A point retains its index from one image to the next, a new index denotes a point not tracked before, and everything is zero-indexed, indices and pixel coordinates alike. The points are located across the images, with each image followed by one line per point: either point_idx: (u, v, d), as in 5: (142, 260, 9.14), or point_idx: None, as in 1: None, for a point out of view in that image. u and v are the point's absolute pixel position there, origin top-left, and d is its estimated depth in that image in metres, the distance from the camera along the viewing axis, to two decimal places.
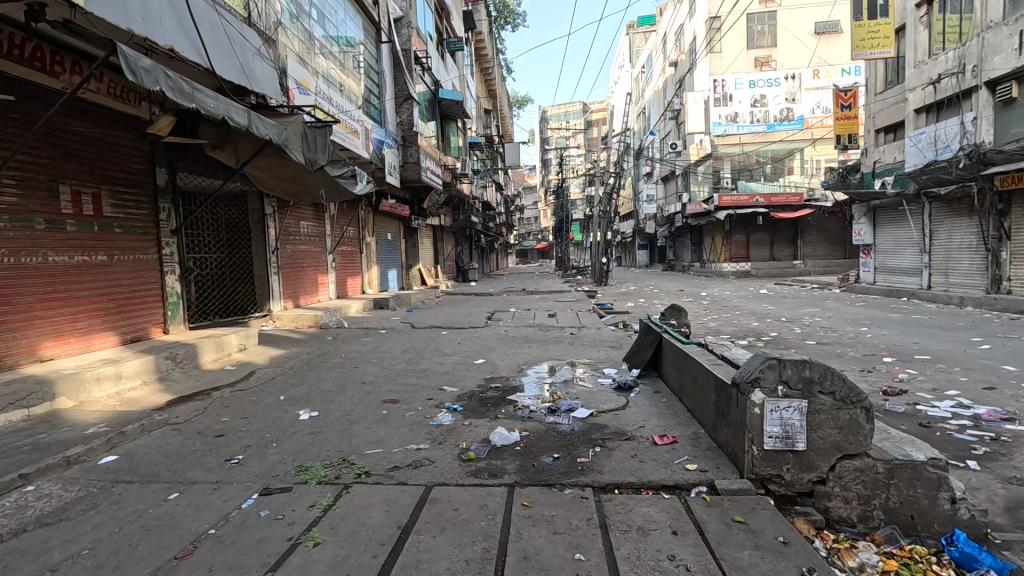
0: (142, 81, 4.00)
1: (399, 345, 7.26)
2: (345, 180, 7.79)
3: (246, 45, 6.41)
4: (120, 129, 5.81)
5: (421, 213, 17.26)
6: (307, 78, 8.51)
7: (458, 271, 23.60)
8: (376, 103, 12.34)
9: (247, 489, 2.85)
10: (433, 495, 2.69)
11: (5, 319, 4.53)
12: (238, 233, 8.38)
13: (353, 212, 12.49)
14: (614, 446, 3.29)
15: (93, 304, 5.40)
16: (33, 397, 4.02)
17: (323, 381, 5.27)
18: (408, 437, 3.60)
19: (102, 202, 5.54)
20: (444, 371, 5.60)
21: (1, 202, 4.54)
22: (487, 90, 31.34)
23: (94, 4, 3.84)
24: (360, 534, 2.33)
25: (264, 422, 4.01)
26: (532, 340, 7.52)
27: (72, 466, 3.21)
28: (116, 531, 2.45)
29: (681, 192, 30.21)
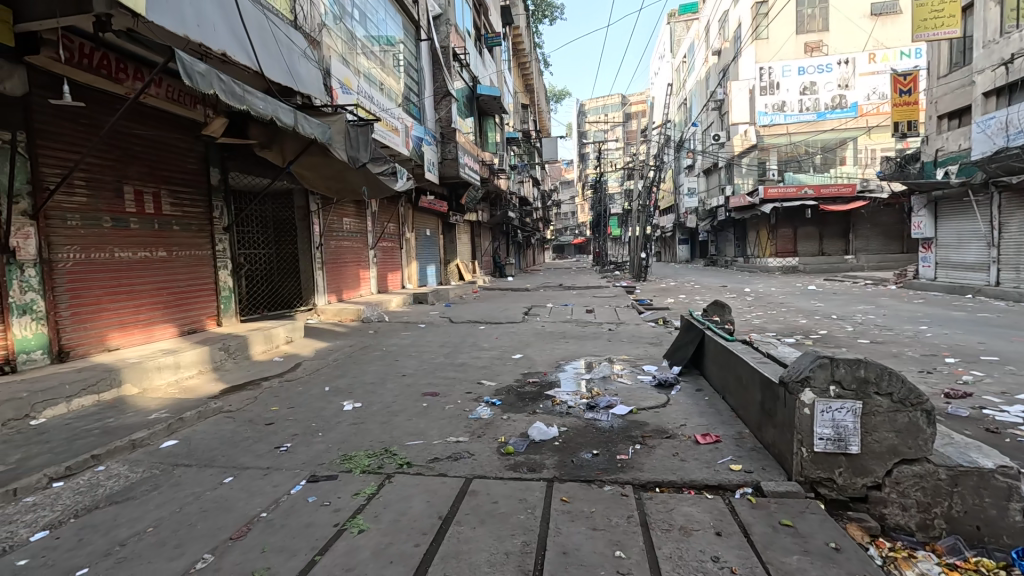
0: (197, 85, 4.20)
1: (438, 339, 7.38)
2: (386, 177, 7.95)
3: (292, 47, 6.62)
4: (176, 132, 6.12)
5: (458, 209, 17.43)
6: (350, 78, 8.71)
7: (495, 267, 23.75)
8: (415, 100, 12.52)
9: (295, 475, 2.97)
10: (473, 487, 2.73)
11: (77, 311, 4.87)
12: (285, 230, 8.70)
13: (393, 208, 12.75)
14: (654, 444, 3.24)
15: (154, 297, 5.74)
16: (103, 384, 4.31)
17: (366, 373, 5.42)
18: (448, 430, 3.65)
19: (161, 201, 5.86)
20: (482, 365, 5.65)
21: (73, 202, 4.87)
22: (524, 85, 31.30)
23: (154, 12, 4.06)
24: (402, 522, 2.39)
25: (309, 412, 4.16)
26: (569, 335, 7.49)
27: (137, 448, 3.43)
28: (177, 511, 2.60)
29: (723, 185, 29.30)
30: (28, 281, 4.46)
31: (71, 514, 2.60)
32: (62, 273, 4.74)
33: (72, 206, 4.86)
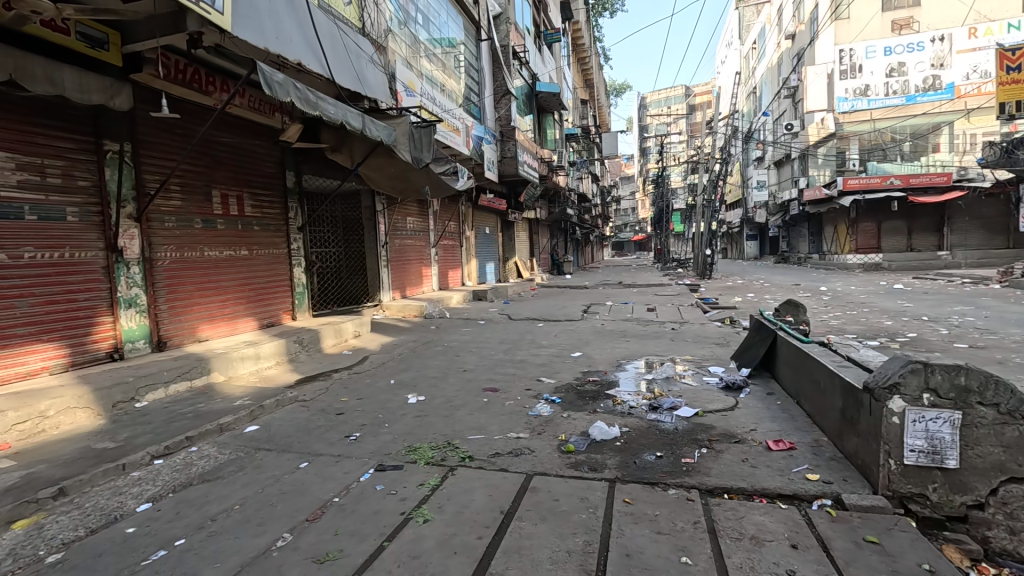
0: (276, 94, 4.48)
1: (497, 336, 7.46)
2: (448, 177, 8.12)
3: (360, 53, 6.90)
4: (257, 138, 6.56)
5: (517, 207, 17.52)
6: (413, 80, 8.97)
7: (554, 264, 23.68)
8: (476, 100, 12.70)
9: (364, 464, 3.11)
10: (533, 484, 2.74)
11: (173, 305, 5.34)
12: (353, 229, 9.11)
13: (454, 207, 13.00)
14: (721, 448, 3.11)
15: (238, 292, 6.19)
16: (195, 372, 4.71)
17: (428, 368, 5.57)
18: (508, 426, 3.69)
19: (244, 203, 6.31)
20: (541, 363, 5.65)
21: (169, 206, 5.34)
22: (584, 80, 30.95)
23: (237, 28, 4.38)
24: (464, 515, 2.44)
25: (376, 404, 4.35)
26: (630, 334, 7.34)
27: (224, 432, 3.72)
28: (258, 492, 2.79)
29: (797, 177, 27.57)
30: (133, 277, 4.93)
31: (170, 489, 2.86)
32: (159, 271, 5.21)
33: (168, 210, 5.33)
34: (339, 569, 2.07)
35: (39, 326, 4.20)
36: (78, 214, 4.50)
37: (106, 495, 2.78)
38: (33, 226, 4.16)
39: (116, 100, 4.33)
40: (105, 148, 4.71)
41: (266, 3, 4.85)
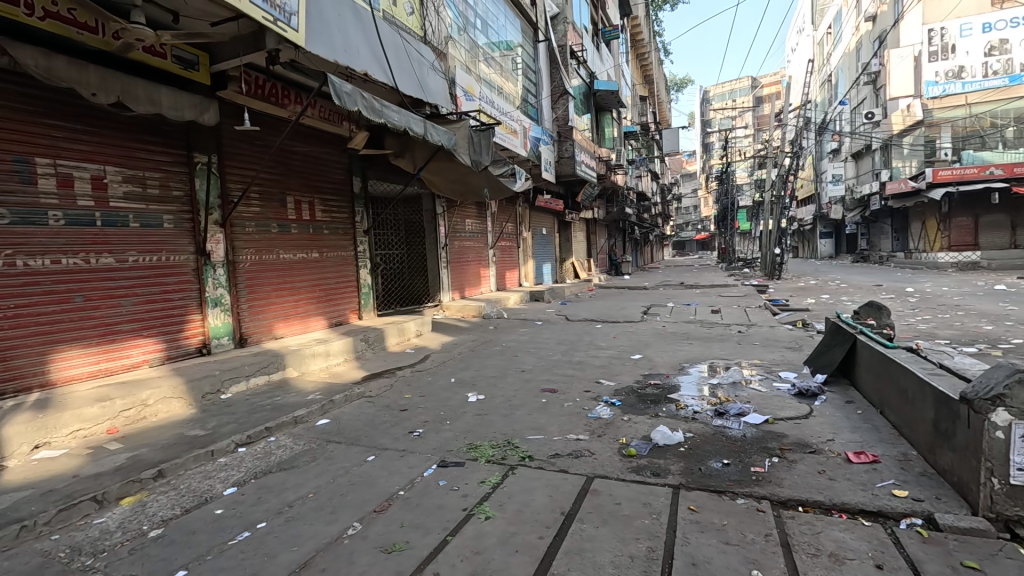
0: (345, 104, 4.71)
1: (554, 336, 7.46)
2: (507, 179, 8.19)
3: (422, 61, 7.10)
4: (328, 147, 6.92)
5: (575, 207, 17.40)
6: (472, 85, 9.13)
7: (612, 265, 23.31)
8: (533, 101, 12.75)
9: (428, 459, 3.20)
10: (594, 486, 2.72)
11: (253, 304, 5.74)
12: (414, 232, 9.39)
13: (511, 208, 13.11)
14: (795, 458, 2.94)
15: (309, 292, 6.56)
16: (272, 366, 5.04)
17: (487, 367, 5.66)
18: (568, 427, 3.68)
19: (315, 208, 6.68)
20: (600, 365, 5.58)
21: (250, 212, 5.74)
22: (642, 76, 30.27)
23: (310, 44, 4.64)
24: (526, 514, 2.46)
25: (438, 401, 4.46)
26: (693, 336, 7.10)
27: (299, 424, 3.95)
28: (330, 482, 2.95)
29: (879, 169, 25.57)
30: (218, 279, 5.34)
31: (252, 475, 3.08)
32: (241, 273, 5.62)
33: (249, 216, 5.74)
34: (405, 560, 2.15)
35: (142, 323, 4.65)
36: (173, 221, 4.93)
37: (197, 478, 3.03)
38: (136, 233, 4.60)
39: (206, 116, 4.71)
40: (195, 160, 5.13)
41: (336, 18, 5.13)
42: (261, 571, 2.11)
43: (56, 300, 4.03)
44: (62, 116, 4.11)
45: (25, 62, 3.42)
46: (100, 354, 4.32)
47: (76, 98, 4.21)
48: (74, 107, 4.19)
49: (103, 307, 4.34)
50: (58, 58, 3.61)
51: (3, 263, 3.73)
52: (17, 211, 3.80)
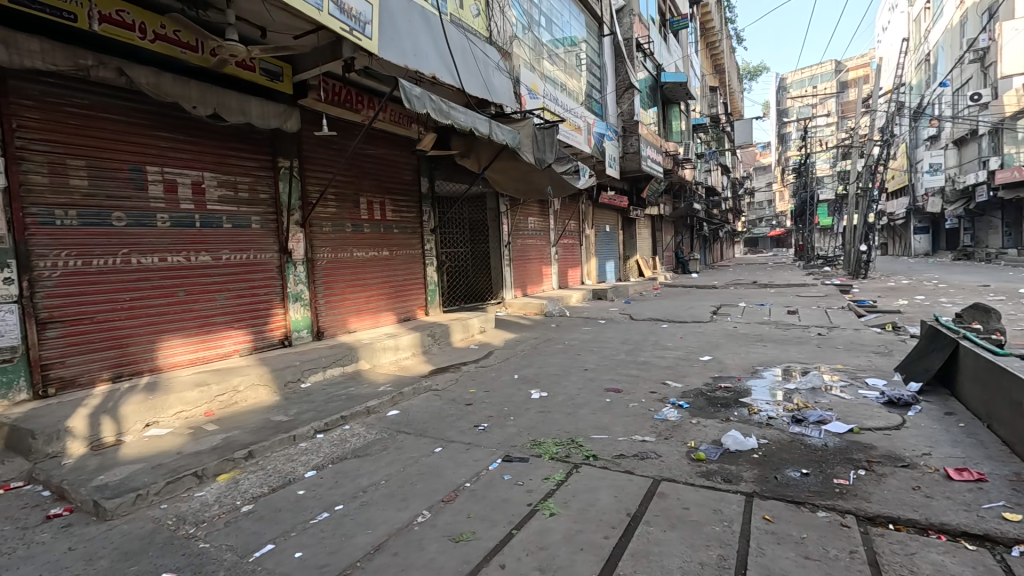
0: (415, 106, 4.88)
1: (618, 335, 7.34)
2: (571, 176, 8.14)
3: (487, 62, 7.22)
4: (398, 150, 7.20)
5: (640, 204, 16.98)
6: (536, 83, 9.15)
7: (678, 263, 22.52)
8: (598, 96, 12.58)
9: (492, 453, 3.26)
10: (662, 489, 2.66)
11: (329, 299, 6.09)
12: (479, 230, 9.57)
13: (574, 206, 13.01)
14: (884, 471, 2.73)
15: (380, 289, 6.85)
16: (346, 359, 5.32)
17: (550, 365, 5.67)
18: (633, 427, 3.62)
19: (385, 209, 6.97)
20: (667, 365, 5.43)
21: (327, 213, 6.09)
22: (713, 66, 29.00)
23: (382, 51, 4.86)
24: (590, 513, 2.44)
25: (501, 397, 4.53)
26: (768, 338, 6.74)
27: (370, 414, 4.15)
28: (400, 470, 3.08)
29: (987, 156, 22.96)
30: (298, 276, 5.72)
31: (330, 460, 3.28)
32: (319, 270, 5.97)
33: (326, 216, 6.08)
34: (473, 550, 2.20)
35: (234, 316, 5.07)
36: (259, 222, 5.32)
37: (282, 460, 3.28)
38: (228, 233, 5.01)
39: (289, 124, 5.03)
40: (279, 165, 5.51)
41: (407, 24, 5.33)
42: (339, 551, 2.24)
43: (162, 294, 4.47)
44: (169, 127, 4.56)
45: (139, 81, 3.84)
46: (197, 343, 4.76)
47: (180, 111, 4.64)
48: (178, 119, 4.62)
49: (200, 300, 4.77)
50: (166, 76, 4.00)
51: (120, 261, 4.18)
52: (130, 214, 4.25)
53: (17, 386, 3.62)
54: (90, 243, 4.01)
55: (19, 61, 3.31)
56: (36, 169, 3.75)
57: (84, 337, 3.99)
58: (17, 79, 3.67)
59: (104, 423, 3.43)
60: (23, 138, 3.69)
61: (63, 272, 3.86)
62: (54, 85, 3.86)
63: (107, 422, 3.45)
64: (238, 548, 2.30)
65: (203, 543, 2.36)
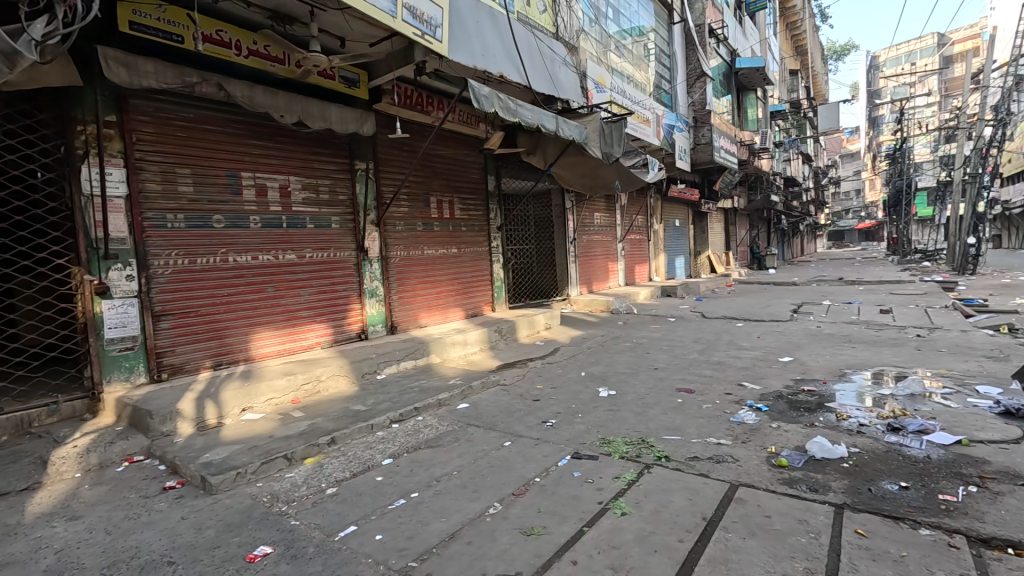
0: (483, 106, 4.95)
1: (689, 334, 7.07)
2: (639, 170, 7.94)
3: (554, 57, 7.17)
4: (466, 149, 7.35)
5: (711, 196, 16.24)
6: (603, 76, 9.00)
7: (754, 259, 21.32)
8: (667, 87, 12.16)
9: (561, 450, 3.26)
10: (740, 495, 2.54)
11: (402, 294, 6.34)
12: (544, 227, 9.57)
13: (642, 200, 12.67)
14: (1001, 490, 2.44)
15: (449, 285, 7.04)
16: (417, 353, 5.52)
17: (617, 363, 5.57)
18: (708, 430, 3.49)
19: (454, 207, 7.14)
20: (743, 366, 5.17)
21: (400, 212, 6.34)
22: (793, 48, 27.13)
23: (452, 53, 4.98)
24: (664, 515, 2.39)
25: (569, 394, 4.52)
26: (858, 339, 6.23)
27: (441, 406, 4.30)
28: (472, 462, 3.16)
29: None
30: (374, 272, 6.00)
31: (404, 449, 3.43)
32: (392, 267, 6.23)
33: (399, 215, 6.33)
34: (544, 544, 2.22)
35: (316, 310, 5.40)
36: (339, 222, 5.63)
37: (361, 447, 3.46)
38: (311, 233, 5.35)
39: (366, 127, 5.28)
40: (356, 167, 5.79)
41: (475, 25, 5.42)
42: (416, 536, 2.34)
43: (254, 289, 4.85)
44: (260, 136, 4.93)
45: (235, 94, 4.18)
46: (284, 335, 5.13)
47: (270, 121, 5.01)
48: (268, 128, 4.99)
49: (287, 296, 5.13)
50: (258, 88, 4.34)
51: (220, 260, 4.59)
52: (228, 217, 4.65)
53: (137, 370, 4.08)
54: (195, 244, 4.43)
55: (137, 82, 3.72)
56: (151, 177, 4.19)
57: (190, 328, 4.42)
58: (136, 97, 4.11)
59: (208, 406, 3.78)
60: (140, 150, 4.13)
61: (174, 270, 4.30)
62: (165, 101, 4.29)
63: (211, 405, 3.80)
64: (324, 527, 2.47)
65: (294, 520, 2.55)
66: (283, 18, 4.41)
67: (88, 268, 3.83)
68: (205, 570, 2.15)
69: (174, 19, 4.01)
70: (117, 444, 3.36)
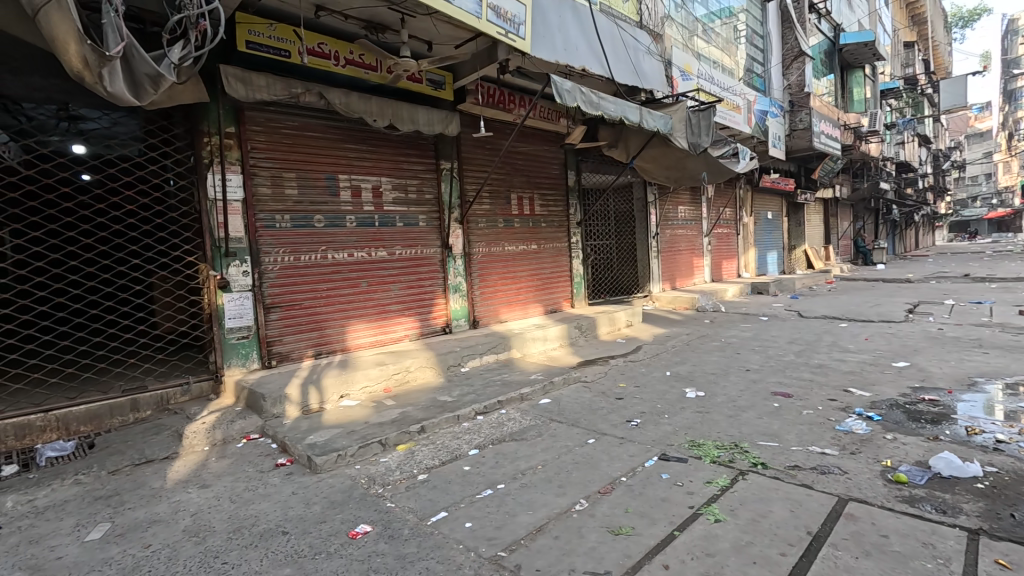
0: (565, 101, 4.92)
1: (785, 334, 6.61)
2: (729, 160, 7.50)
3: (638, 46, 6.89)
4: (547, 145, 7.36)
5: (809, 186, 15.00)
6: (690, 63, 8.58)
7: (857, 253, 19.45)
8: (760, 70, 11.39)
9: (648, 450, 3.19)
10: (850, 510, 2.34)
11: (484, 290, 6.49)
12: (625, 221, 9.35)
13: (731, 191, 11.98)
14: None
15: (528, 281, 7.09)
16: (499, 347, 5.61)
17: (705, 363, 5.33)
18: (810, 437, 3.24)
19: (535, 204, 7.18)
20: (849, 370, 4.74)
21: (482, 209, 6.48)
22: (909, 17, 24.34)
23: (535, 49, 5.00)
24: (763, 526, 2.26)
25: (654, 393, 4.40)
26: (991, 344, 5.48)
27: (524, 400, 4.35)
28: (556, 458, 3.17)
29: None
30: (457, 268, 6.19)
31: (490, 441, 3.52)
32: (475, 263, 6.39)
33: (482, 212, 6.47)
34: (634, 545, 2.18)
35: (404, 305, 5.66)
36: (426, 220, 5.86)
37: (449, 437, 3.60)
38: (401, 230, 5.62)
39: (451, 127, 5.43)
40: (442, 167, 5.99)
41: (557, 19, 5.38)
42: (505, 527, 2.40)
43: (350, 285, 5.18)
44: (355, 140, 5.25)
45: (334, 101, 4.47)
46: (376, 328, 5.43)
47: (364, 125, 5.31)
48: (362, 132, 5.30)
49: (378, 291, 5.43)
50: (353, 95, 4.62)
51: (320, 256, 4.95)
52: (327, 217, 5.00)
53: (251, 357, 4.52)
54: (299, 242, 4.81)
55: (252, 96, 4.10)
56: (263, 181, 4.60)
57: (295, 319, 4.82)
58: (252, 110, 4.53)
59: (311, 391, 4.10)
60: (254, 158, 4.55)
61: (282, 266, 4.70)
62: (274, 111, 4.68)
63: (314, 391, 4.11)
64: (418, 511, 2.59)
65: (389, 502, 2.70)
66: (376, 27, 4.65)
67: (212, 264, 4.30)
68: (315, 542, 2.34)
69: (283, 36, 4.36)
70: (236, 423, 3.73)
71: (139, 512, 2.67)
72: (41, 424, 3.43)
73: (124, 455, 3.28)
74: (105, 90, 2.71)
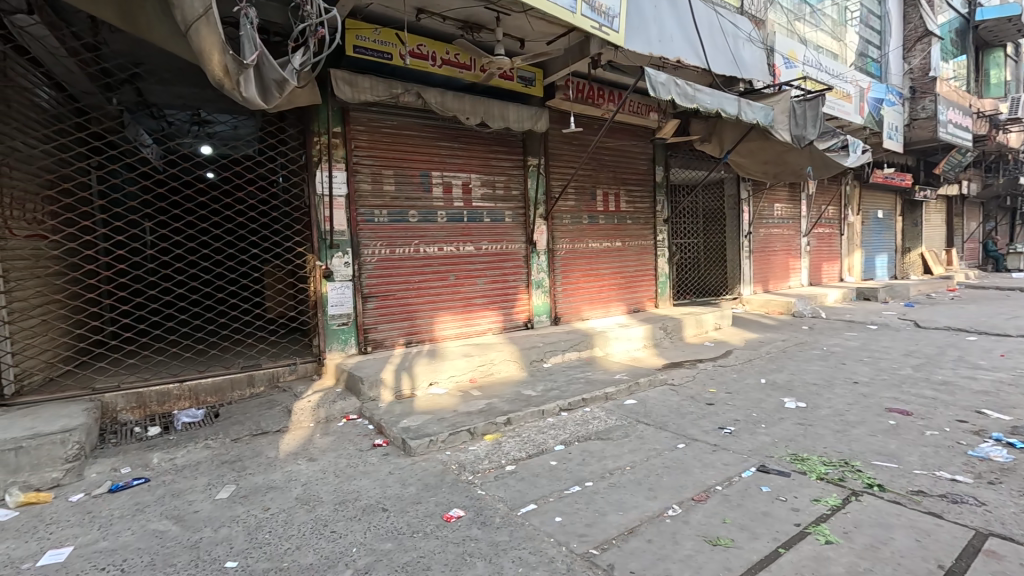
0: (659, 94, 4.76)
1: (899, 345, 5.99)
2: (838, 154, 6.90)
3: (738, 34, 6.49)
4: (635, 140, 7.16)
5: (929, 181, 13.43)
6: (795, 50, 7.98)
7: (987, 257, 17.15)
8: (876, 54, 10.34)
9: (744, 460, 3.02)
10: (991, 546, 2.08)
11: (566, 287, 6.47)
12: (715, 220, 8.90)
13: (835, 187, 11.01)
14: None
15: (611, 279, 6.97)
16: (580, 344, 5.57)
17: (805, 372, 4.96)
18: (937, 461, 2.91)
19: (620, 200, 7.03)
20: (982, 390, 4.19)
21: (567, 205, 6.44)
22: None
23: (630, 41, 4.88)
24: (883, 553, 2.06)
25: (749, 401, 4.16)
26: None
27: (608, 399, 4.28)
28: (644, 460, 3.10)
29: None
30: (541, 264, 6.21)
31: (575, 438, 3.50)
32: (558, 259, 6.38)
33: (566, 208, 6.43)
34: (734, 558, 2.08)
35: (488, 299, 5.78)
36: (512, 216, 5.93)
37: (534, 431, 3.63)
38: (487, 226, 5.73)
39: (540, 124, 5.45)
40: (529, 163, 6.03)
41: (653, 10, 5.21)
42: (595, 525, 2.38)
43: (439, 278, 5.37)
44: (448, 138, 5.41)
45: (430, 101, 4.65)
46: (462, 319, 5.59)
47: (456, 124, 5.46)
48: (455, 131, 5.46)
49: (465, 284, 5.58)
50: (449, 94, 4.78)
51: (413, 250, 5.18)
52: (421, 212, 5.22)
53: (350, 343, 4.83)
54: (395, 235, 5.06)
55: (358, 97, 4.37)
56: (364, 178, 4.88)
57: (390, 309, 5.08)
58: (356, 110, 4.82)
59: (404, 377, 4.30)
60: (358, 156, 4.84)
61: (379, 258, 4.98)
62: (375, 112, 4.95)
63: (406, 377, 4.31)
64: (507, 500, 2.65)
65: (480, 490, 2.77)
66: (472, 27, 4.77)
67: (319, 255, 4.64)
68: (412, 521, 2.46)
69: (386, 39, 4.60)
70: (337, 403, 4.01)
71: (258, 477, 2.95)
72: (177, 392, 3.90)
73: (243, 425, 3.64)
74: (241, 94, 3.00)
